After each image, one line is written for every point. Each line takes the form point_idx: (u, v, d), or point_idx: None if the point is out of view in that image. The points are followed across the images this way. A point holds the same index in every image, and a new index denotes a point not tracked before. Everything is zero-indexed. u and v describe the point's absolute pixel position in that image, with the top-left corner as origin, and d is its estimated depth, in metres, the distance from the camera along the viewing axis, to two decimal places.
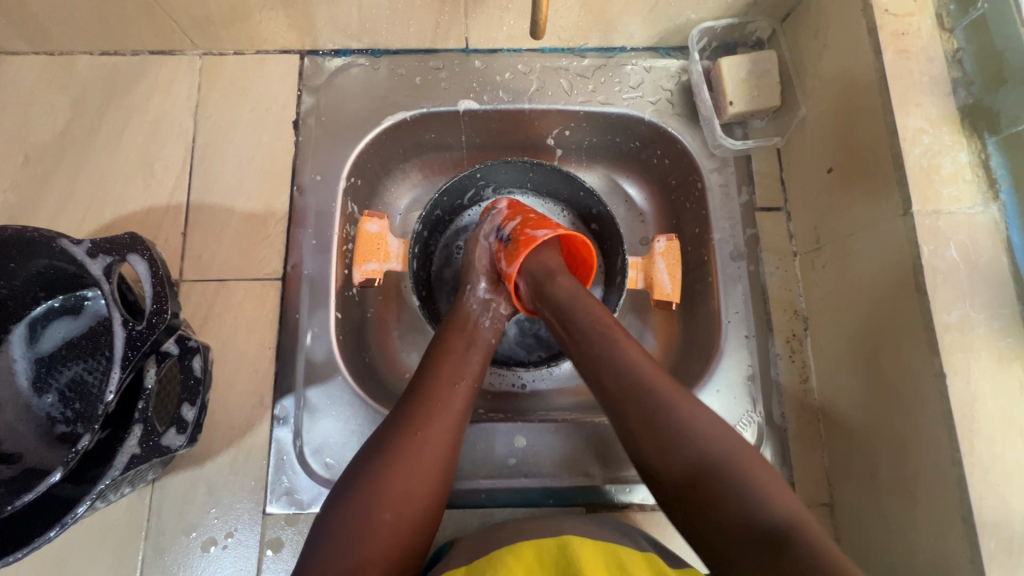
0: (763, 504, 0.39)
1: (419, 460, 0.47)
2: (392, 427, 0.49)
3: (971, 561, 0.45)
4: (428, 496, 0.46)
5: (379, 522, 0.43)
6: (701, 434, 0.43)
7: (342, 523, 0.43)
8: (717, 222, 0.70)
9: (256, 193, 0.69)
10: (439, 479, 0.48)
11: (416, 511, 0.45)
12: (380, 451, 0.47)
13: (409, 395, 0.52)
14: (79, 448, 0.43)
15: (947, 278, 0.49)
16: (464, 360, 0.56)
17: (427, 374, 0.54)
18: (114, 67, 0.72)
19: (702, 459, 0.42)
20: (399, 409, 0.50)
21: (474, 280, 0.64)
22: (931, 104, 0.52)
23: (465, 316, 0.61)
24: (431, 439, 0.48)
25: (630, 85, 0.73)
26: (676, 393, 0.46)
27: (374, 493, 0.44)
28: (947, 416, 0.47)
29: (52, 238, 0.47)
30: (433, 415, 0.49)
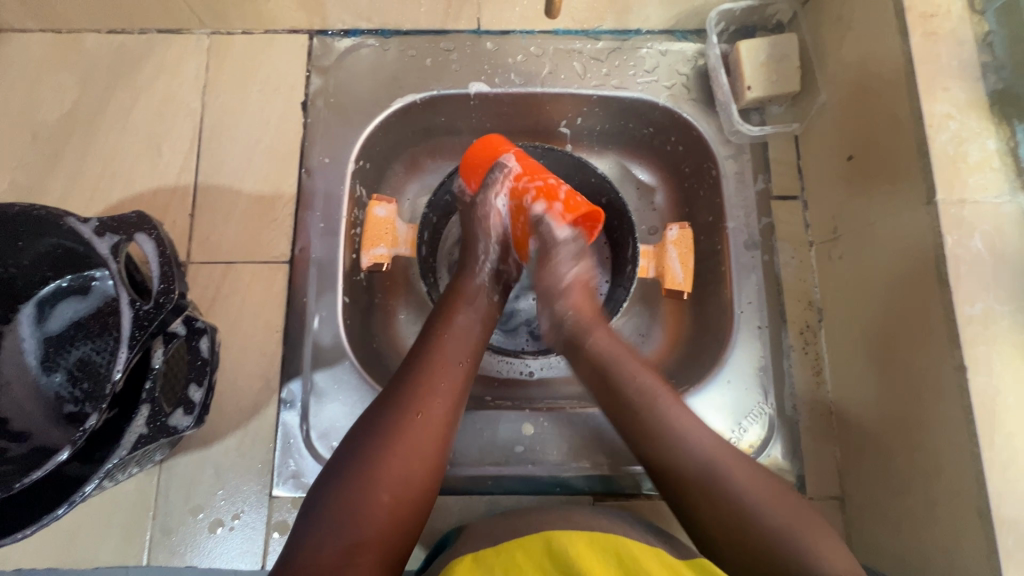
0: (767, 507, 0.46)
1: (418, 440, 0.47)
2: (392, 403, 0.49)
3: (988, 558, 0.44)
4: (424, 476, 0.47)
5: (375, 499, 0.44)
6: (692, 438, 0.50)
7: (338, 498, 0.44)
8: (731, 210, 0.69)
9: (264, 175, 0.69)
10: (437, 455, 0.48)
11: (413, 490, 0.46)
12: (378, 428, 0.47)
13: (410, 368, 0.52)
14: (88, 426, 0.43)
15: (971, 269, 0.47)
16: (464, 334, 0.56)
17: (425, 349, 0.53)
18: (122, 45, 0.72)
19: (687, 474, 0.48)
20: (399, 382, 0.50)
21: (485, 251, 0.63)
22: (960, 88, 0.51)
23: (473, 289, 0.60)
24: (429, 419, 0.48)
25: (645, 68, 0.72)
26: (669, 402, 0.52)
27: (371, 471, 0.45)
28: (968, 411, 0.46)
29: (59, 216, 0.47)
30: (433, 392, 0.50)
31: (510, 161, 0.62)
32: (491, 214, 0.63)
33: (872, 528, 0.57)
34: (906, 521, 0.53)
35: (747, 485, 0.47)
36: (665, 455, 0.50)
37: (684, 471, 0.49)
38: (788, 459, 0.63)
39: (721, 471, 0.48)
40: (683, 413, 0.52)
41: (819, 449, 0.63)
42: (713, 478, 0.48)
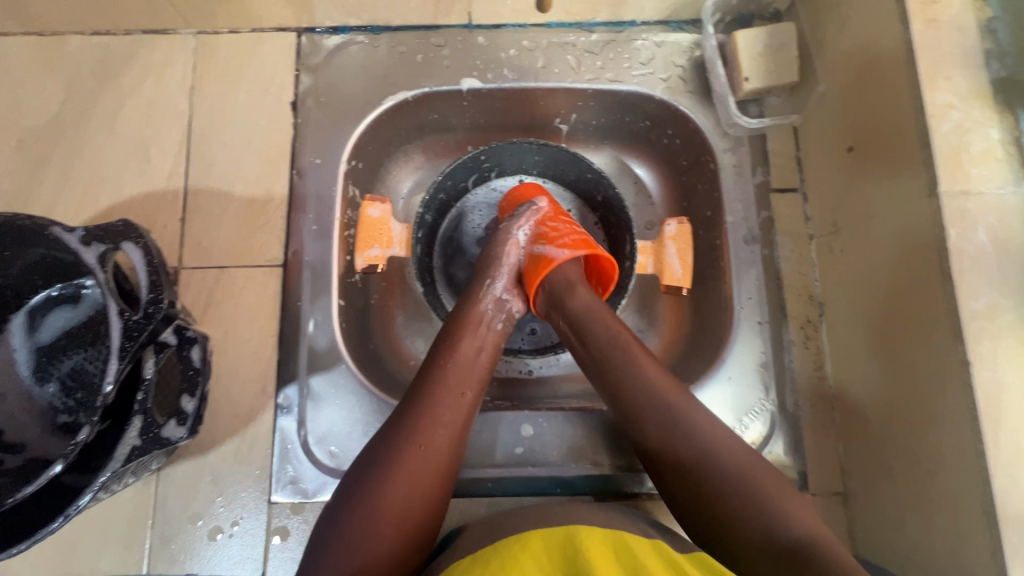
0: (783, 524, 0.44)
1: (420, 473, 0.46)
2: (395, 431, 0.48)
3: (993, 555, 0.43)
4: (424, 510, 0.46)
5: (377, 530, 0.44)
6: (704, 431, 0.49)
7: (344, 530, 0.44)
8: (730, 204, 0.68)
9: (255, 177, 0.68)
10: (438, 486, 0.47)
11: (412, 521, 0.45)
12: (381, 458, 0.47)
13: (414, 396, 0.51)
14: (79, 439, 0.42)
15: (974, 263, 0.47)
16: (470, 364, 0.54)
17: (430, 377, 0.52)
18: (106, 47, 0.70)
19: (699, 455, 0.48)
20: (403, 412, 0.50)
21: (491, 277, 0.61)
22: (963, 76, 0.49)
23: (478, 317, 0.58)
24: (431, 450, 0.47)
25: (640, 61, 0.70)
26: (677, 396, 0.50)
27: (371, 502, 0.44)
28: (972, 407, 0.45)
29: (44, 226, 0.46)
30: (437, 425, 0.49)
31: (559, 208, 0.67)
32: (509, 244, 0.62)
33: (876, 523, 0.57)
34: (909, 517, 0.52)
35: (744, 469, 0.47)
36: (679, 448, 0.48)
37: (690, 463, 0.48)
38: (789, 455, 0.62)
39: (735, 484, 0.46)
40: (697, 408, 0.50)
41: (821, 445, 0.62)
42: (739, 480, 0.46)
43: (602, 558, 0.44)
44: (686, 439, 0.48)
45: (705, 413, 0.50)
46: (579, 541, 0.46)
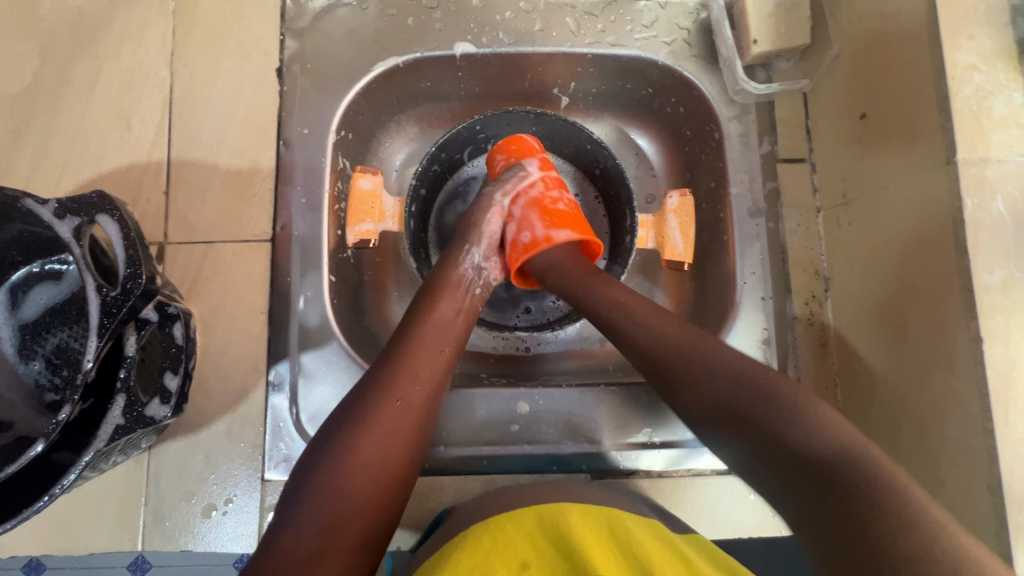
0: (813, 430, 0.39)
1: (394, 422, 0.45)
2: (372, 386, 0.46)
3: (997, 535, 0.42)
4: (402, 464, 0.45)
5: (350, 481, 0.42)
6: (727, 363, 0.45)
7: (319, 481, 0.42)
8: (735, 175, 0.65)
9: (240, 149, 0.65)
10: (416, 442, 0.46)
11: (389, 473, 0.44)
12: (358, 408, 0.45)
13: (394, 350, 0.49)
14: (61, 419, 0.41)
15: (990, 235, 0.44)
16: (449, 320, 0.53)
17: (409, 333, 0.51)
18: (81, 10, 0.67)
19: (739, 389, 0.43)
20: (380, 366, 0.48)
21: (474, 243, 0.59)
22: (986, 35, 0.46)
23: (458, 278, 0.57)
24: (410, 404, 0.46)
25: (643, 23, 0.67)
26: (693, 342, 0.47)
27: (347, 454, 0.43)
28: (982, 384, 0.43)
29: (16, 198, 0.44)
30: (413, 378, 0.48)
31: (530, 167, 0.62)
32: (490, 210, 0.60)
33: None
34: None
35: (777, 388, 0.42)
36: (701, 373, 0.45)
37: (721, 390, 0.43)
38: None
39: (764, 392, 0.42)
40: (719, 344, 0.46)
41: None
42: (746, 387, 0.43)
43: (590, 542, 0.43)
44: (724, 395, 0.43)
45: (735, 350, 0.46)
46: (566, 522, 0.45)
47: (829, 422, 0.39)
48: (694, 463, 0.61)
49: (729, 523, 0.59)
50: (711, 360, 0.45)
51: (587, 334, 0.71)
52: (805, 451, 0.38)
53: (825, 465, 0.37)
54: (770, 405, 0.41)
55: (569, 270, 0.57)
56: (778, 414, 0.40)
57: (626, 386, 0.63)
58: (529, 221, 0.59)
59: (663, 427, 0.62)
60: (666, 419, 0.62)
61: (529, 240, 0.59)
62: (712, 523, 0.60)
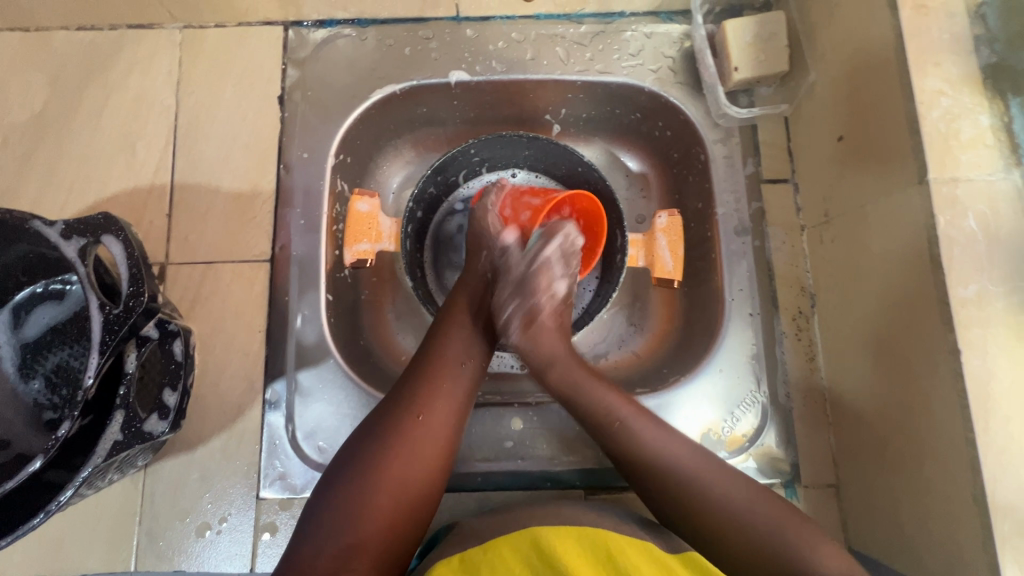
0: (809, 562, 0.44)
1: (420, 443, 0.47)
2: (397, 403, 0.49)
3: (983, 545, 0.43)
4: (425, 483, 0.47)
5: (373, 501, 0.44)
6: (690, 477, 0.49)
7: (343, 496, 0.44)
8: (721, 196, 0.67)
9: (242, 172, 0.67)
10: (441, 460, 0.48)
11: (411, 492, 0.46)
12: (381, 427, 0.48)
13: (418, 366, 0.52)
14: (60, 434, 0.42)
15: (964, 250, 0.46)
16: (471, 337, 0.56)
17: (432, 351, 0.54)
18: (92, 42, 0.70)
19: (705, 520, 0.47)
20: (405, 382, 0.51)
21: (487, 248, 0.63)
22: (951, 63, 0.49)
23: (473, 287, 0.60)
24: (432, 421, 0.49)
25: (629, 52, 0.70)
26: (642, 424, 0.52)
27: (371, 471, 0.45)
28: (962, 395, 0.45)
29: (24, 220, 0.46)
30: (436, 395, 0.50)
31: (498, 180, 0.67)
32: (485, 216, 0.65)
33: (868, 517, 0.56)
34: (902, 508, 0.52)
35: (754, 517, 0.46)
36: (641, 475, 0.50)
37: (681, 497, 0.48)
38: (782, 447, 0.62)
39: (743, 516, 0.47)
40: (655, 426, 0.52)
41: (812, 437, 0.62)
42: (681, 481, 0.49)
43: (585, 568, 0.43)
44: (652, 483, 0.50)
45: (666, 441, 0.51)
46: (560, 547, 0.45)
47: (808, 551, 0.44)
48: None
49: None
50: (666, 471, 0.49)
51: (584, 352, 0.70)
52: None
53: None
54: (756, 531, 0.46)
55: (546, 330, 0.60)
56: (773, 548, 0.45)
57: None
58: (523, 204, 0.68)
59: None
60: None
61: (531, 215, 0.67)
62: None
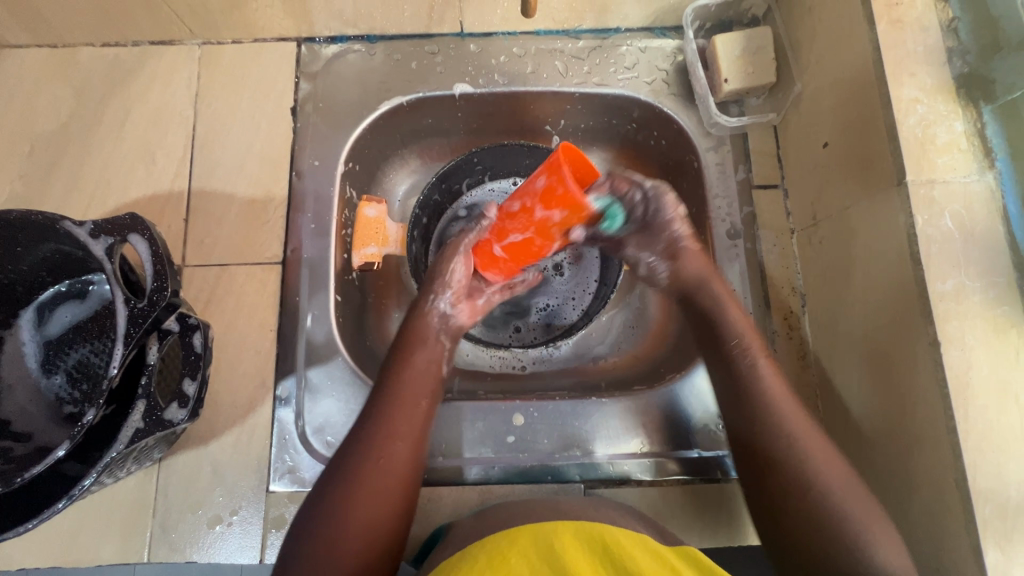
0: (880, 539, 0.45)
1: (380, 485, 0.48)
2: (354, 448, 0.50)
3: (966, 528, 0.45)
4: (390, 522, 0.48)
5: (344, 548, 0.45)
6: (815, 455, 0.49)
7: (309, 548, 0.45)
8: (714, 201, 0.70)
9: (256, 179, 0.70)
10: (403, 497, 0.49)
11: (378, 534, 0.47)
12: (342, 474, 0.48)
13: (372, 408, 0.52)
14: (85, 421, 0.44)
15: (942, 248, 0.49)
16: (425, 374, 0.56)
17: (383, 392, 0.54)
18: (115, 57, 0.74)
19: (821, 499, 0.47)
20: (360, 426, 0.51)
21: (437, 291, 0.62)
22: (926, 73, 0.52)
23: (427, 330, 0.60)
24: (391, 461, 0.49)
25: (625, 65, 0.73)
26: (777, 390, 0.53)
27: (335, 518, 0.46)
28: (942, 385, 0.47)
29: (55, 220, 0.48)
30: (393, 435, 0.51)
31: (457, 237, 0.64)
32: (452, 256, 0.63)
33: None
34: (889, 498, 0.54)
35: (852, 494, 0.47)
36: (774, 451, 0.50)
37: (800, 474, 0.48)
38: None
39: (837, 499, 0.47)
40: (780, 385, 0.54)
41: None
42: (807, 463, 0.49)
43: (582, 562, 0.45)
44: (755, 439, 0.52)
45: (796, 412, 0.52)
46: (559, 544, 0.46)
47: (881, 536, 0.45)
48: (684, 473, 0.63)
49: (720, 532, 0.61)
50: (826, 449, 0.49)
51: (581, 352, 0.75)
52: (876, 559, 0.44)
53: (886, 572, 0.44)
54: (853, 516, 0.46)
55: (694, 260, 0.61)
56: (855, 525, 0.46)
57: (616, 400, 0.66)
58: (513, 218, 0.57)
59: (653, 438, 0.64)
60: (655, 429, 0.65)
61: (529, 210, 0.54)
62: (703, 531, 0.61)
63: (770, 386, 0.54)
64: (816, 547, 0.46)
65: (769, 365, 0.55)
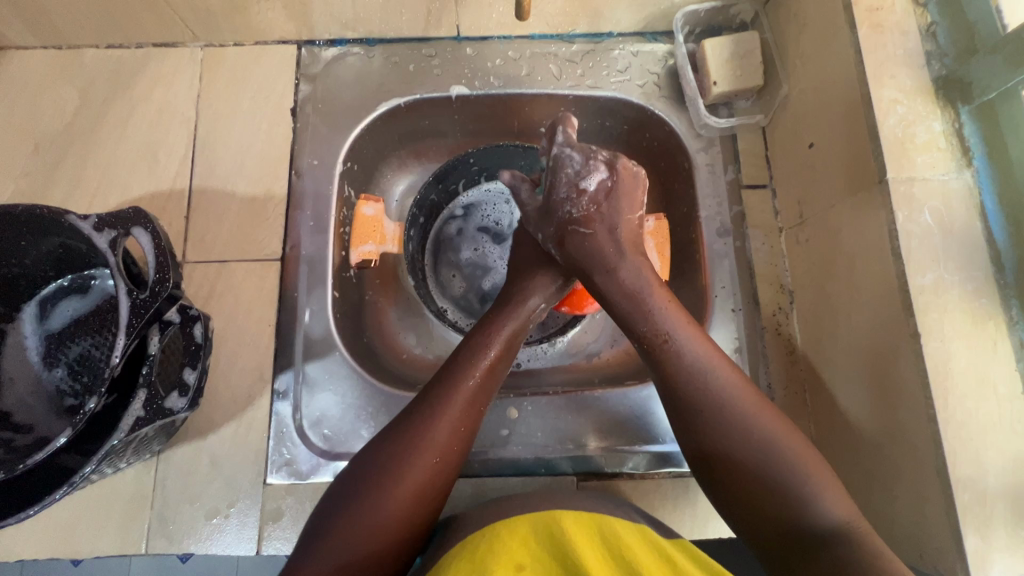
0: (806, 510, 0.45)
1: (427, 468, 0.49)
2: (416, 427, 0.50)
3: (947, 514, 0.46)
4: (423, 508, 0.48)
5: (381, 523, 0.46)
6: (750, 428, 0.48)
7: (351, 516, 0.46)
8: (704, 201, 0.72)
9: (256, 178, 0.72)
10: (440, 485, 0.50)
11: (412, 518, 0.47)
12: (395, 449, 0.49)
13: (435, 389, 0.53)
14: (87, 409, 0.45)
15: (921, 242, 0.50)
16: (495, 365, 0.56)
17: (450, 376, 0.54)
18: (119, 59, 0.75)
19: (737, 464, 0.47)
20: (420, 405, 0.52)
21: (535, 290, 0.61)
22: (905, 75, 0.54)
23: (517, 322, 0.59)
24: (445, 450, 0.50)
25: (617, 69, 0.75)
26: (708, 360, 0.51)
27: (378, 494, 0.47)
28: (923, 375, 0.48)
29: (60, 215, 0.49)
30: (452, 425, 0.51)
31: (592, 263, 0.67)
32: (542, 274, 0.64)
33: None
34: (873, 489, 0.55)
35: (782, 463, 0.46)
36: (694, 404, 0.50)
37: (718, 439, 0.48)
38: None
39: (788, 468, 0.46)
40: (711, 353, 0.52)
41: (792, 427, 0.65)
42: (734, 423, 0.48)
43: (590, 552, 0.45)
44: (682, 401, 0.50)
45: (717, 378, 0.50)
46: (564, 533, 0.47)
47: (823, 502, 0.45)
48: (675, 466, 0.64)
49: (710, 523, 0.62)
50: (724, 410, 0.49)
51: (576, 350, 0.76)
52: (798, 526, 0.45)
53: (808, 541, 0.44)
54: (783, 489, 0.46)
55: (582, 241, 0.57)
56: (779, 500, 0.45)
57: (609, 395, 0.67)
58: None
59: (646, 432, 0.66)
60: (649, 424, 0.66)
61: None
62: (694, 523, 0.62)
63: (722, 368, 0.51)
64: (741, 509, 0.47)
65: (695, 343, 0.53)
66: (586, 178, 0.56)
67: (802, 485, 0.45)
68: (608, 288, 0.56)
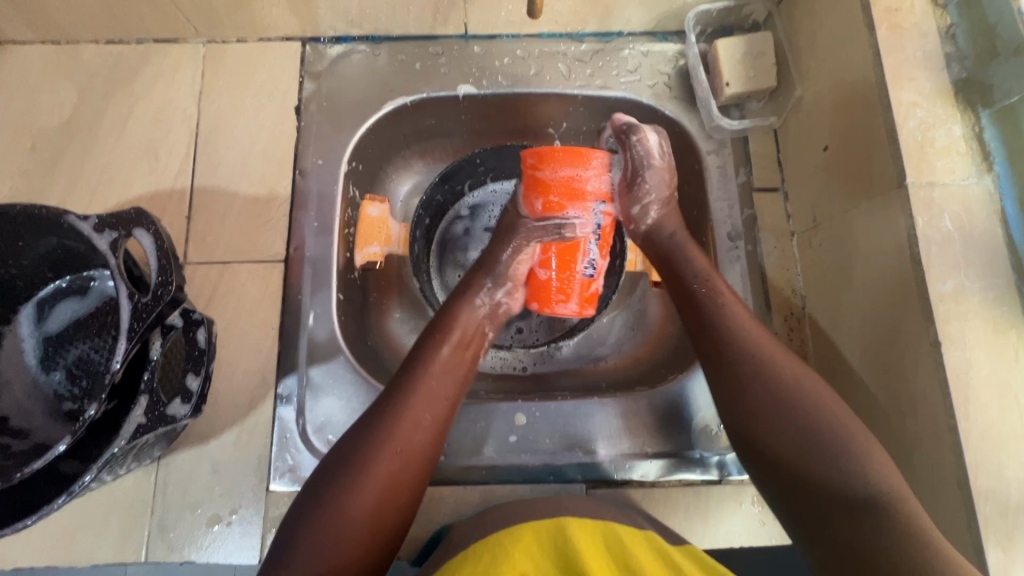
0: (851, 479, 0.44)
1: (395, 471, 0.48)
2: (376, 425, 0.49)
3: (967, 526, 0.45)
4: (393, 513, 0.47)
5: (350, 529, 0.45)
6: (792, 393, 0.49)
7: (317, 523, 0.44)
8: (715, 203, 0.71)
9: (259, 177, 0.70)
10: (413, 488, 0.49)
11: (382, 523, 0.46)
12: (360, 450, 0.48)
13: (396, 387, 0.53)
14: (87, 417, 0.44)
15: (942, 249, 0.49)
16: (458, 362, 0.56)
17: (414, 372, 0.54)
18: (119, 54, 0.74)
19: (782, 425, 0.48)
20: (381, 404, 0.51)
21: (495, 280, 0.64)
22: (925, 78, 0.53)
23: (467, 319, 0.60)
24: (411, 449, 0.49)
25: (627, 69, 0.74)
26: (742, 318, 0.55)
27: (347, 497, 0.45)
28: (943, 384, 0.47)
29: (59, 214, 0.48)
30: (416, 424, 0.50)
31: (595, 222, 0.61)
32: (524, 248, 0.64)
33: None
34: None
35: (813, 425, 0.47)
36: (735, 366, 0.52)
37: (752, 396, 0.50)
38: None
39: (820, 435, 0.47)
40: (747, 317, 0.56)
41: None
42: (771, 382, 0.50)
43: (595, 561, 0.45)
44: (724, 360, 0.53)
45: (755, 337, 0.54)
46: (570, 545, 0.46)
47: (864, 474, 0.44)
48: (685, 473, 0.63)
49: (721, 533, 0.61)
50: (766, 374, 0.51)
51: (583, 354, 0.75)
52: (847, 493, 0.44)
53: (856, 505, 0.43)
54: (818, 448, 0.46)
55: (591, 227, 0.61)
56: (816, 460, 0.46)
57: (620, 400, 0.66)
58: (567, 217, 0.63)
59: (656, 439, 0.64)
60: (660, 431, 0.65)
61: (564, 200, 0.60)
62: (705, 532, 0.62)
63: (765, 346, 0.53)
64: (789, 476, 0.47)
65: (742, 311, 0.56)
66: (649, 158, 0.64)
67: (843, 450, 0.46)
68: (682, 266, 0.61)
